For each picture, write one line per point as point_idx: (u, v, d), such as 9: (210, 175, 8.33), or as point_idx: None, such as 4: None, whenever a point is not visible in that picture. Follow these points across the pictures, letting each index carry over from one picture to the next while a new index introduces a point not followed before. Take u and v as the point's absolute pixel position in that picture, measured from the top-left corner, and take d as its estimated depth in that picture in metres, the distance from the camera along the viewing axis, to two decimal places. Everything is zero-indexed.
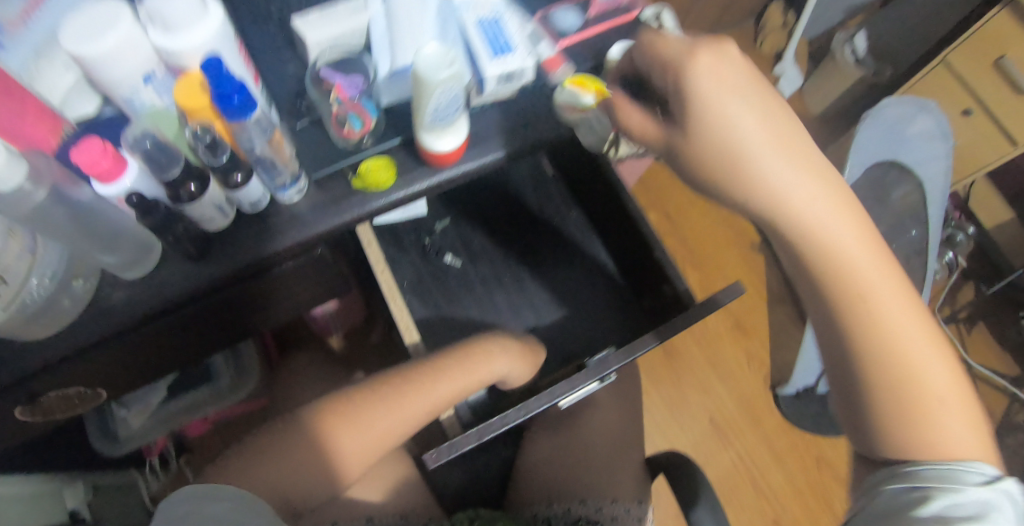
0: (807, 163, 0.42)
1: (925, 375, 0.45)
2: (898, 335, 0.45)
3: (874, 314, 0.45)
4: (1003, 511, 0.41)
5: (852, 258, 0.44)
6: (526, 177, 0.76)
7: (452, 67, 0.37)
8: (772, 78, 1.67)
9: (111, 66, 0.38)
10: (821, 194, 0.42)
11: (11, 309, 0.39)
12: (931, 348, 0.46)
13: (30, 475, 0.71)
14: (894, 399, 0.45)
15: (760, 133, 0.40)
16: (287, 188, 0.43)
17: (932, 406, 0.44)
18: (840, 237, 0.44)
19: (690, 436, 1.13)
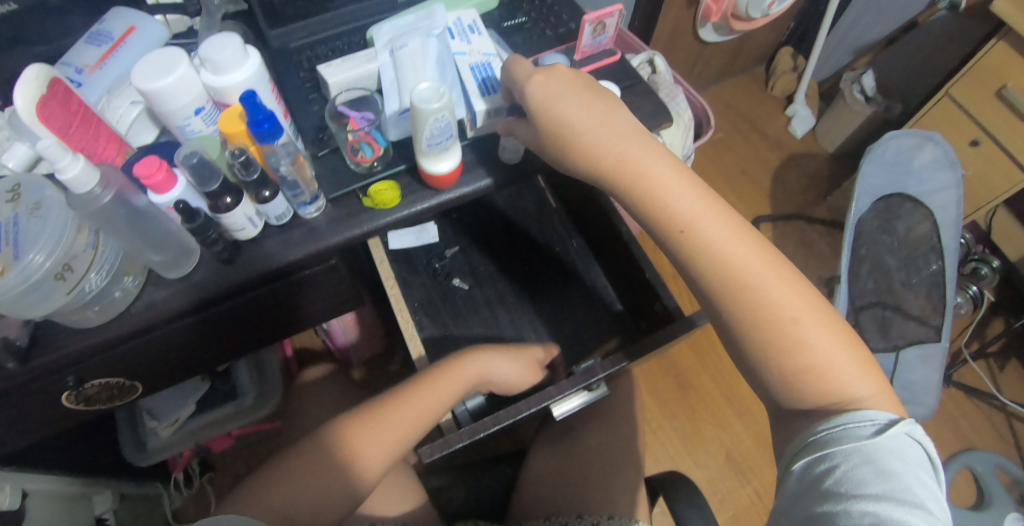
0: (628, 136, 0.49)
1: (788, 324, 0.46)
2: (750, 288, 0.47)
3: (725, 271, 0.47)
4: (902, 455, 0.42)
5: (691, 222, 0.48)
6: (531, 207, 0.83)
7: (442, 99, 0.44)
8: (785, 120, 1.72)
9: (169, 99, 0.46)
10: (648, 159, 0.48)
11: (72, 295, 0.46)
12: (797, 297, 0.47)
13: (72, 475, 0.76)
14: (767, 346, 0.46)
15: (583, 114, 0.49)
16: (307, 205, 0.50)
17: (807, 348, 0.46)
18: (676, 201, 0.48)
19: (705, 469, 1.12)
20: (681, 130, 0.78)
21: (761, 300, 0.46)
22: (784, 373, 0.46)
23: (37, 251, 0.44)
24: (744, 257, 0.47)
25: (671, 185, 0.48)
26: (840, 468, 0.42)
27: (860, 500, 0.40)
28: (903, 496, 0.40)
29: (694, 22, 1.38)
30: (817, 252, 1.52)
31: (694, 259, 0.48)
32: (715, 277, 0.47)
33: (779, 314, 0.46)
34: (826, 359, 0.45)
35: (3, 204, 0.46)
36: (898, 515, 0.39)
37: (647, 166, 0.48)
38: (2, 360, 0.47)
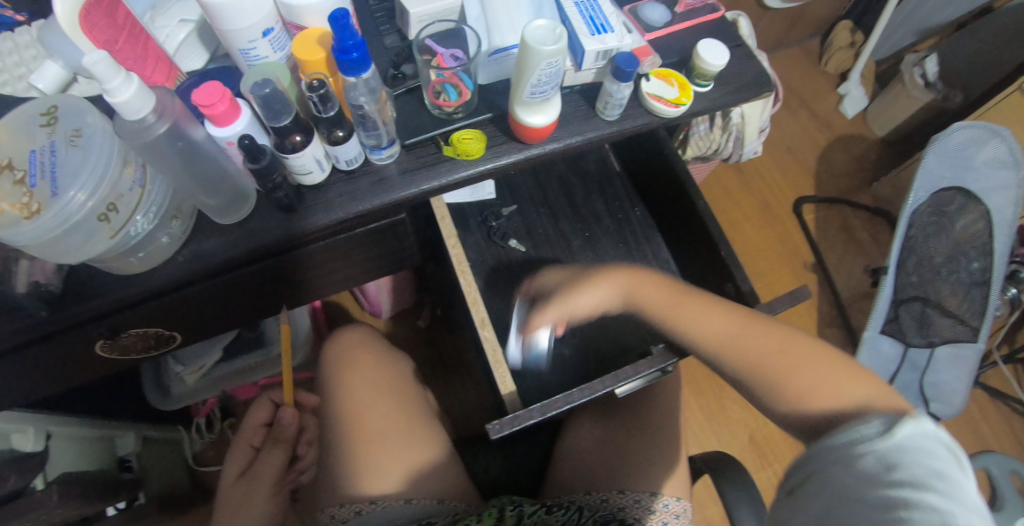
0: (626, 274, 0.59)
1: (791, 375, 0.49)
2: (758, 364, 0.51)
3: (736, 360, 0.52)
4: (911, 448, 0.40)
5: (698, 331, 0.55)
6: (592, 172, 0.77)
7: (558, 42, 0.38)
8: (836, 99, 1.64)
9: (237, 16, 0.40)
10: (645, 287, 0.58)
11: (116, 240, 0.41)
12: (795, 354, 0.50)
13: (91, 419, 0.72)
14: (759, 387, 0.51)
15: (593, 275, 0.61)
16: (382, 150, 0.45)
17: (785, 377, 0.49)
18: (686, 315, 0.55)
19: (730, 449, 1.10)
20: (761, 102, 0.73)
21: (762, 369, 0.51)
22: (786, 400, 0.49)
23: (79, 189, 0.38)
24: (720, 329, 0.54)
25: (660, 294, 0.57)
26: (861, 472, 0.40)
27: (883, 500, 0.38)
28: (928, 488, 0.38)
29: None
30: (857, 239, 1.47)
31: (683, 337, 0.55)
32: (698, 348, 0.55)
33: (761, 362, 0.51)
34: (822, 386, 0.48)
35: (36, 128, 0.40)
36: (921, 510, 0.37)
37: (658, 300, 0.57)
38: (33, 308, 0.42)
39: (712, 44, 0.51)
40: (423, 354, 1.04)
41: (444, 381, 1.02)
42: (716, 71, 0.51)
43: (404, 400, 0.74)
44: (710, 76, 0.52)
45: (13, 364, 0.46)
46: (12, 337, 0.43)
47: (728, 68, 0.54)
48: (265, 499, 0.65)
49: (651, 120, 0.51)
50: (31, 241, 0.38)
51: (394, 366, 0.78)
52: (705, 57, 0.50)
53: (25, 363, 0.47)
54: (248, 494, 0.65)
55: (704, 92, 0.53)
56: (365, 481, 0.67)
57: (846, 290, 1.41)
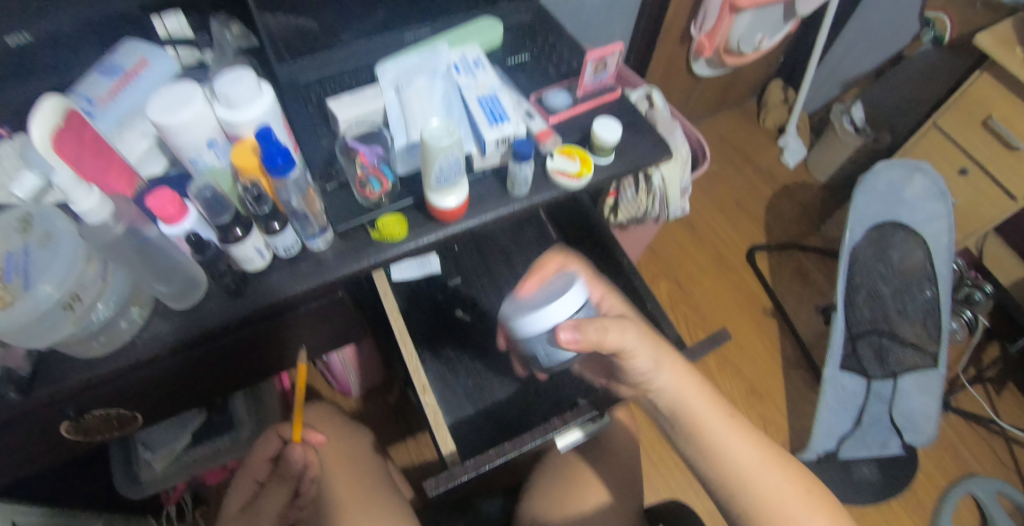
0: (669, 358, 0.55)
1: (795, 522, 0.50)
2: (769, 501, 0.51)
3: (748, 485, 0.52)
4: None
5: (721, 448, 0.53)
6: (532, 244, 0.83)
7: (452, 137, 0.45)
8: (777, 151, 1.76)
9: (182, 133, 0.47)
10: (682, 382, 0.55)
11: (79, 325, 0.46)
12: (798, 498, 0.52)
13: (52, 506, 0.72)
14: (761, 518, 0.51)
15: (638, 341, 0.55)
16: (316, 237, 0.51)
17: (798, 523, 0.50)
18: (710, 430, 0.54)
19: (709, 500, 1.10)
20: (678, 164, 0.80)
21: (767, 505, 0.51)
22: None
23: (47, 281, 0.43)
24: (748, 453, 0.53)
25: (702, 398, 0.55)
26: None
27: None
28: None
29: (688, 55, 1.42)
30: (812, 281, 1.53)
31: (711, 447, 0.54)
32: (716, 454, 0.53)
33: (771, 504, 0.51)
34: None
35: (12, 234, 0.45)
36: None
37: (689, 402, 0.54)
38: (5, 390, 0.46)
39: (607, 122, 0.59)
40: (393, 429, 1.06)
41: (415, 454, 1.04)
42: (612, 144, 0.58)
43: (361, 473, 0.76)
44: (609, 149, 0.59)
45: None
46: None
47: (627, 141, 0.62)
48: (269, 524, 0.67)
49: (557, 193, 0.57)
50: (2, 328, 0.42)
51: (352, 439, 0.81)
52: (601, 134, 0.58)
53: None
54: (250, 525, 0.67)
55: (605, 163, 0.60)
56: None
57: (807, 331, 1.45)
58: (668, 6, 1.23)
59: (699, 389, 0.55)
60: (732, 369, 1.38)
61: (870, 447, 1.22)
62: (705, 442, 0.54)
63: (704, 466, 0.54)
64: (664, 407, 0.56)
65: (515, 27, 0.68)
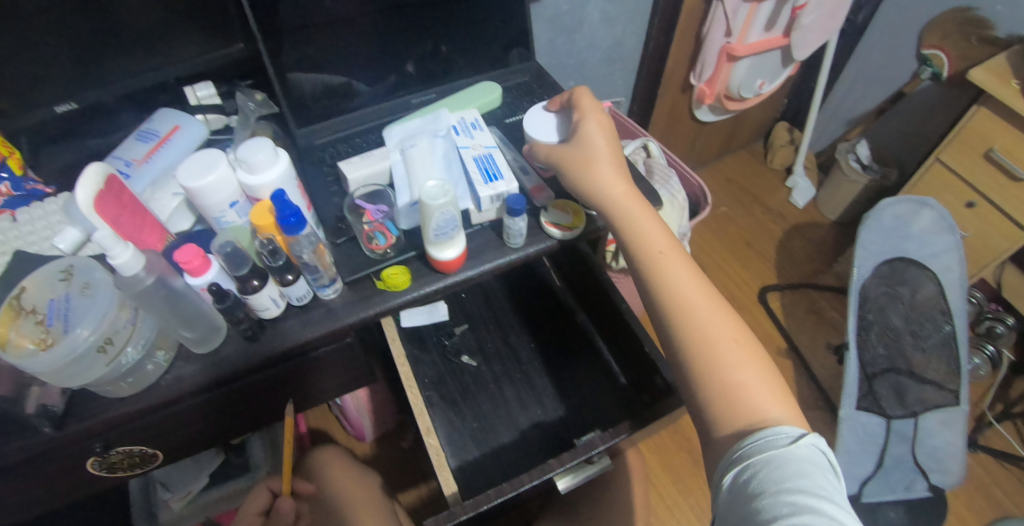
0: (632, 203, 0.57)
1: (728, 365, 0.50)
2: (705, 340, 0.51)
3: (689, 317, 0.52)
4: (813, 464, 0.42)
5: (673, 285, 0.54)
6: (537, 288, 0.87)
7: (448, 194, 0.49)
8: (786, 191, 1.78)
9: (209, 194, 0.53)
10: (644, 221, 0.57)
11: (110, 367, 0.50)
12: (740, 347, 0.51)
13: None
14: (697, 368, 0.51)
15: (607, 180, 0.58)
16: (326, 287, 0.55)
17: (733, 374, 0.49)
18: (667, 268, 0.54)
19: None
20: (676, 211, 0.84)
21: (706, 342, 0.51)
22: (718, 392, 0.49)
23: (84, 326, 0.48)
24: (701, 306, 0.53)
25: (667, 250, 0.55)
26: (759, 489, 0.42)
27: (781, 492, 0.41)
28: (816, 492, 0.40)
29: (690, 103, 1.47)
30: (827, 319, 1.53)
31: (666, 286, 0.54)
32: (670, 296, 0.53)
33: (708, 344, 0.51)
34: (748, 384, 0.48)
35: (56, 283, 0.51)
36: (811, 502, 0.40)
37: (650, 240, 0.56)
38: (40, 425, 0.50)
39: None
40: (406, 474, 1.07)
41: (426, 501, 1.05)
42: None
43: (374, 512, 0.77)
44: None
45: (11, 478, 0.52)
46: (17, 453, 0.50)
47: None
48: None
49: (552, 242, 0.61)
50: (43, 368, 0.47)
51: (364, 482, 0.83)
52: None
53: (21, 479, 0.53)
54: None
55: None
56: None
57: (825, 371, 1.44)
58: (666, 58, 1.29)
59: (662, 233, 0.56)
60: None
61: (893, 489, 1.20)
62: (660, 277, 0.54)
63: (651, 298, 0.55)
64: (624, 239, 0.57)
65: (513, 90, 0.74)
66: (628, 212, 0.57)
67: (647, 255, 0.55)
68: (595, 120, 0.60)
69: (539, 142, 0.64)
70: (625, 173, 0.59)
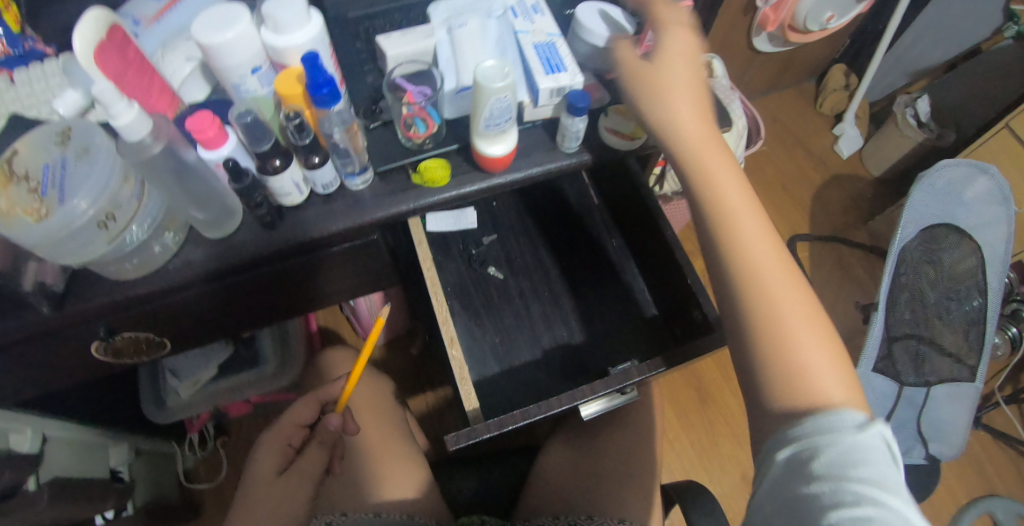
0: (704, 141, 0.49)
1: (796, 339, 0.43)
2: (771, 309, 0.44)
3: (754, 279, 0.45)
4: (881, 449, 0.39)
5: (738, 241, 0.46)
6: (572, 204, 0.81)
7: (507, 78, 0.42)
8: (831, 138, 1.67)
9: (227, 54, 0.45)
10: (713, 166, 0.48)
11: (112, 245, 0.43)
12: (809, 320, 0.44)
13: (84, 424, 0.75)
14: (756, 339, 0.44)
15: (683, 111, 0.49)
16: (355, 175, 0.49)
17: (798, 350, 0.43)
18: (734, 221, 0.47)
19: (720, 487, 1.09)
20: (733, 137, 0.76)
21: (771, 309, 0.44)
22: (778, 369, 0.43)
23: (83, 196, 0.41)
24: (772, 266, 0.45)
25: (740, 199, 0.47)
26: (820, 473, 0.39)
27: (845, 483, 0.38)
28: (882, 482, 0.38)
29: (750, 28, 1.34)
30: (853, 275, 1.47)
31: (731, 242, 0.46)
32: (736, 254, 0.46)
33: (772, 311, 0.44)
34: (816, 364, 0.42)
35: (51, 145, 0.43)
36: (879, 494, 0.37)
37: (718, 188, 0.48)
38: (38, 303, 0.45)
39: None
40: (412, 381, 1.06)
41: (434, 408, 1.04)
42: None
43: (382, 421, 0.76)
44: None
45: (13, 356, 0.49)
46: (16, 331, 0.45)
47: None
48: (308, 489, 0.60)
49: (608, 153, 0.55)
50: (37, 240, 0.40)
51: (379, 385, 0.81)
52: None
53: (27, 355, 0.50)
54: (290, 493, 0.59)
55: None
56: (343, 487, 0.69)
57: (842, 328, 1.40)
58: None
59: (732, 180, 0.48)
60: None
61: None
62: (724, 232, 0.47)
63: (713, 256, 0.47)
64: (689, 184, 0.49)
65: None
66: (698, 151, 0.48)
67: (712, 206, 0.47)
68: (680, 30, 0.50)
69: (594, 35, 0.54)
70: (701, 106, 0.49)
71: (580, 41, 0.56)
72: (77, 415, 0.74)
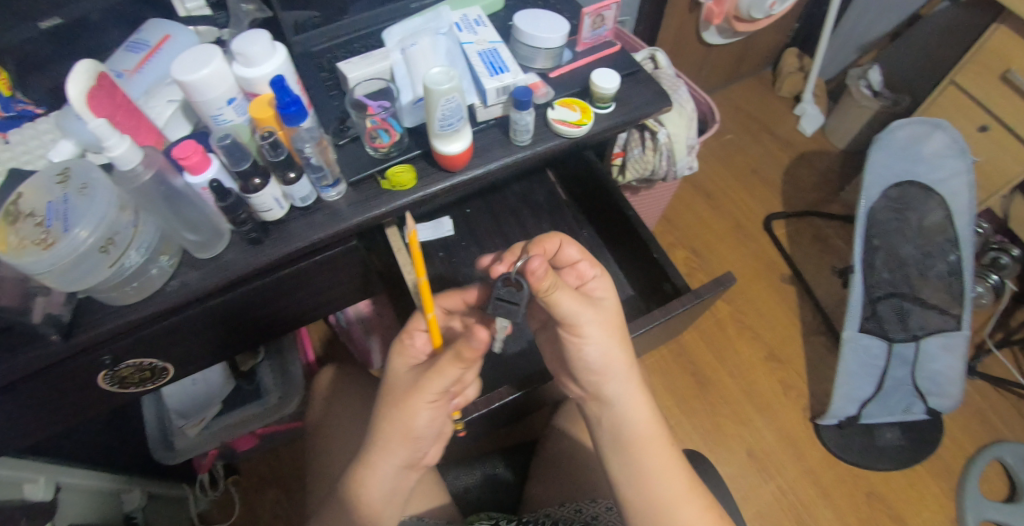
0: (611, 333, 0.52)
1: (672, 504, 0.53)
2: (654, 492, 0.53)
3: (640, 460, 0.53)
4: None
5: (632, 432, 0.54)
6: (542, 202, 0.86)
7: (453, 80, 0.47)
8: (793, 121, 1.70)
9: (204, 89, 0.50)
10: (611, 355, 0.52)
11: (113, 270, 0.48)
12: (676, 477, 0.54)
13: (92, 468, 0.78)
14: (636, 504, 0.54)
15: (598, 325, 0.51)
16: (330, 187, 0.53)
17: (673, 514, 0.52)
18: (628, 419, 0.54)
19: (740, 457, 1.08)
20: (683, 120, 0.81)
21: (648, 476, 0.53)
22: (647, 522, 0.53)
23: (83, 227, 0.45)
24: (673, 489, 0.53)
25: (647, 418, 0.54)
26: None
27: None
28: None
29: (698, 25, 1.41)
30: (831, 247, 1.45)
31: (630, 442, 0.54)
32: (626, 439, 0.54)
33: (646, 491, 0.53)
34: (679, 518, 0.52)
35: (52, 185, 0.48)
36: None
37: (608, 385, 0.53)
38: (47, 333, 0.50)
39: (605, 73, 0.60)
40: None
41: None
42: (610, 93, 0.59)
43: None
44: (608, 98, 0.60)
45: (22, 394, 0.53)
46: (28, 365, 0.50)
47: (625, 94, 0.63)
48: (428, 410, 0.52)
49: (560, 141, 0.59)
50: (47, 269, 0.45)
51: None
52: (600, 84, 0.60)
53: (37, 393, 0.54)
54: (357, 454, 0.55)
55: (605, 113, 0.61)
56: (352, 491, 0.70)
57: (828, 298, 1.37)
58: None
59: (625, 363, 0.53)
60: (749, 333, 1.30)
61: (892, 413, 1.18)
62: (627, 426, 0.54)
63: (604, 432, 0.55)
64: (601, 373, 0.52)
65: None
66: (596, 350, 0.51)
67: (614, 406, 0.54)
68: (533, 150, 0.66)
69: (541, 36, 0.58)
70: (607, 314, 0.51)
71: (522, 46, 0.60)
72: (84, 459, 0.77)
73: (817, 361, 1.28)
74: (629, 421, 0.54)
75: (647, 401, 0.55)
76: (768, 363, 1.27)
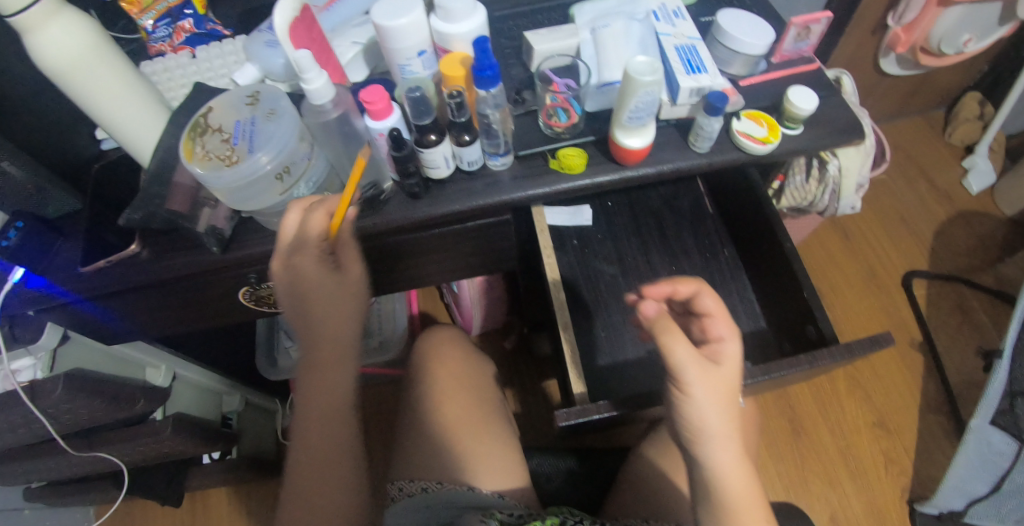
0: (718, 390, 0.47)
1: None
2: None
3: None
4: None
5: (724, 497, 0.48)
6: (685, 210, 0.81)
7: (656, 73, 0.45)
8: (959, 172, 1.51)
9: (398, 37, 0.50)
10: (711, 413, 0.47)
11: (281, 197, 0.50)
12: None
13: (201, 366, 0.83)
14: None
15: (703, 378, 0.47)
16: (499, 156, 0.52)
17: None
18: (723, 482, 0.48)
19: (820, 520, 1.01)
20: (858, 155, 0.73)
21: None
22: None
23: (266, 152, 0.47)
24: None
25: (745, 485, 0.49)
26: None
27: None
28: None
29: (876, 49, 1.27)
30: (975, 321, 1.29)
31: (722, 508, 0.48)
32: (718, 503, 0.49)
33: None
34: None
35: (242, 106, 0.50)
36: None
37: (702, 444, 0.48)
38: (208, 243, 0.53)
39: (803, 91, 0.55)
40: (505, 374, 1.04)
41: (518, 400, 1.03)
42: (805, 114, 0.54)
43: (480, 400, 0.76)
44: (801, 118, 0.55)
45: (172, 289, 0.57)
46: (185, 266, 0.54)
47: (819, 113, 0.57)
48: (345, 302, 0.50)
49: (738, 156, 0.55)
50: (225, 184, 0.47)
51: (479, 369, 0.80)
52: (797, 103, 0.54)
53: (183, 291, 0.58)
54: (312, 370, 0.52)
55: (792, 135, 0.56)
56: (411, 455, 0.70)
57: (957, 376, 1.22)
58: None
59: (727, 423, 0.48)
60: (860, 393, 1.19)
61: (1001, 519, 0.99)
62: (721, 490, 0.48)
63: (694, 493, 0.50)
64: (696, 429, 0.48)
65: None
66: (696, 403, 0.47)
67: (707, 467, 0.49)
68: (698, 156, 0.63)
69: (741, 40, 0.54)
70: (717, 370, 0.48)
71: (721, 47, 0.56)
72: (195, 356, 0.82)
73: (931, 440, 1.15)
74: (722, 486, 0.48)
75: (743, 464, 0.49)
76: (874, 430, 1.16)
